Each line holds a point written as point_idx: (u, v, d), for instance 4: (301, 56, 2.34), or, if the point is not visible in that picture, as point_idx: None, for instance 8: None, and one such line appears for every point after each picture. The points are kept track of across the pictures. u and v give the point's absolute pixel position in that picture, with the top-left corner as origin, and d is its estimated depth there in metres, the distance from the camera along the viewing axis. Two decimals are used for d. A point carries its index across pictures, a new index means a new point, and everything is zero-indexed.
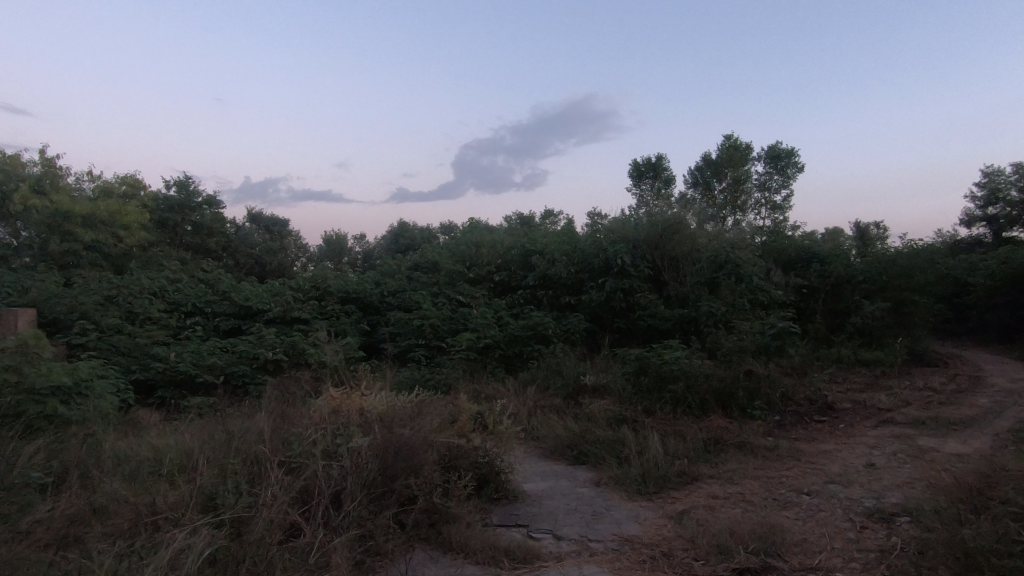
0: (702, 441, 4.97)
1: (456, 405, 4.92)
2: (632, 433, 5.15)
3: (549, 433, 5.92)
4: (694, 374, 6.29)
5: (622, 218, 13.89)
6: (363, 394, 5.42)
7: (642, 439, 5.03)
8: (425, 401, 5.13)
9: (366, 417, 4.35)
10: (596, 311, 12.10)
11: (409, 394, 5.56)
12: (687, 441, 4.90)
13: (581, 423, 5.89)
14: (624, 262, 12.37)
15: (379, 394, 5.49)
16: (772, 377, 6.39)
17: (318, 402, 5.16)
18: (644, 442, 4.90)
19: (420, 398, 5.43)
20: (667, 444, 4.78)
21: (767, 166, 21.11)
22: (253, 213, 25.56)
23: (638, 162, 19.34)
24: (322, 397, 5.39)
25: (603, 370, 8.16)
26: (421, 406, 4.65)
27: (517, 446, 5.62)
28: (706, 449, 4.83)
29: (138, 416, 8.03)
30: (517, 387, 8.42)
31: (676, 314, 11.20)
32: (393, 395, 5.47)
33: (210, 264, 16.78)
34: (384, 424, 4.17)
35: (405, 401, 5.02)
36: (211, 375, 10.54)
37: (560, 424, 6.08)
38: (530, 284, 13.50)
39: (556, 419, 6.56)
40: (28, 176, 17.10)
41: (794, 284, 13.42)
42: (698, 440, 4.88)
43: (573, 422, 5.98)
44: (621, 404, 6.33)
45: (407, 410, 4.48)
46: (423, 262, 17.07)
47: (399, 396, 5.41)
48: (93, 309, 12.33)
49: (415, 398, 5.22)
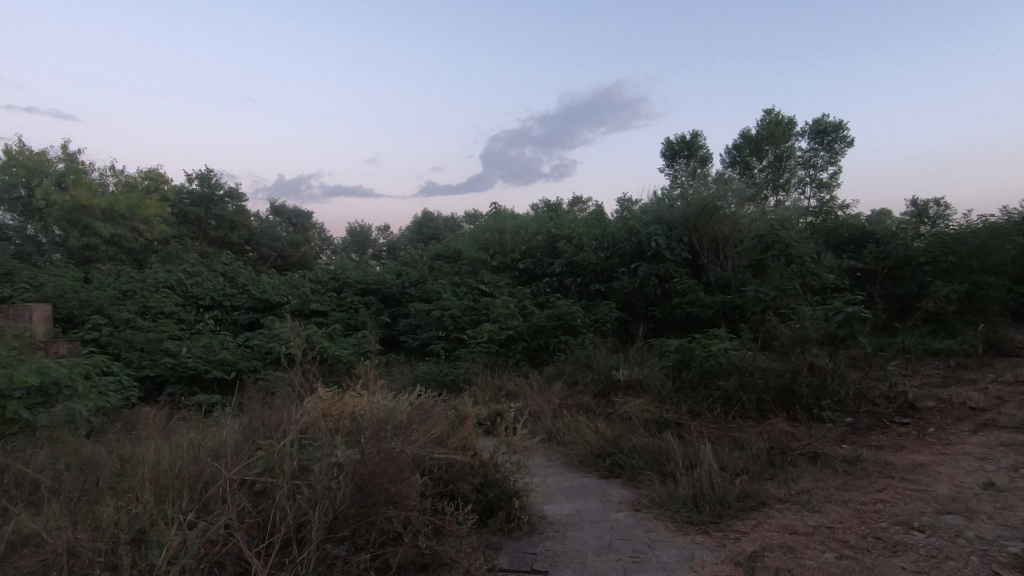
0: (765, 452, 4.07)
1: (464, 408, 4.15)
2: (675, 440, 4.28)
3: (576, 437, 5.10)
4: (748, 369, 5.35)
5: (655, 199, 12.91)
6: (360, 395, 4.68)
7: (690, 447, 4.14)
8: (429, 403, 4.38)
9: (353, 428, 3.60)
10: (628, 298, 11.18)
11: (413, 395, 4.82)
12: (746, 452, 4.02)
13: (614, 426, 5.04)
14: (658, 244, 11.42)
15: (378, 394, 4.77)
16: (842, 371, 5.40)
17: (306, 403, 4.45)
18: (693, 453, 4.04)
19: (426, 399, 4.70)
20: (720, 455, 3.90)
21: (812, 141, 19.62)
22: (277, 206, 25.42)
23: (671, 141, 18.19)
24: (313, 397, 4.69)
25: (638, 363, 7.27)
26: (421, 410, 3.88)
27: (539, 454, 4.81)
28: (770, 461, 3.93)
29: (138, 415, 7.54)
30: (541, 383, 7.61)
31: (718, 301, 10.18)
32: (396, 395, 4.75)
33: (229, 256, 16.45)
34: (372, 435, 3.41)
35: (405, 404, 4.27)
36: (222, 370, 10.07)
37: (589, 427, 5.23)
38: (556, 272, 12.65)
39: (585, 421, 5.70)
40: (51, 172, 17.07)
41: (848, 267, 12.19)
42: (760, 452, 3.98)
43: (605, 426, 5.12)
44: (660, 403, 5.44)
45: (402, 417, 3.71)
46: (445, 251, 16.37)
47: (400, 397, 4.66)
48: (108, 303, 12.03)
49: (418, 400, 4.48)
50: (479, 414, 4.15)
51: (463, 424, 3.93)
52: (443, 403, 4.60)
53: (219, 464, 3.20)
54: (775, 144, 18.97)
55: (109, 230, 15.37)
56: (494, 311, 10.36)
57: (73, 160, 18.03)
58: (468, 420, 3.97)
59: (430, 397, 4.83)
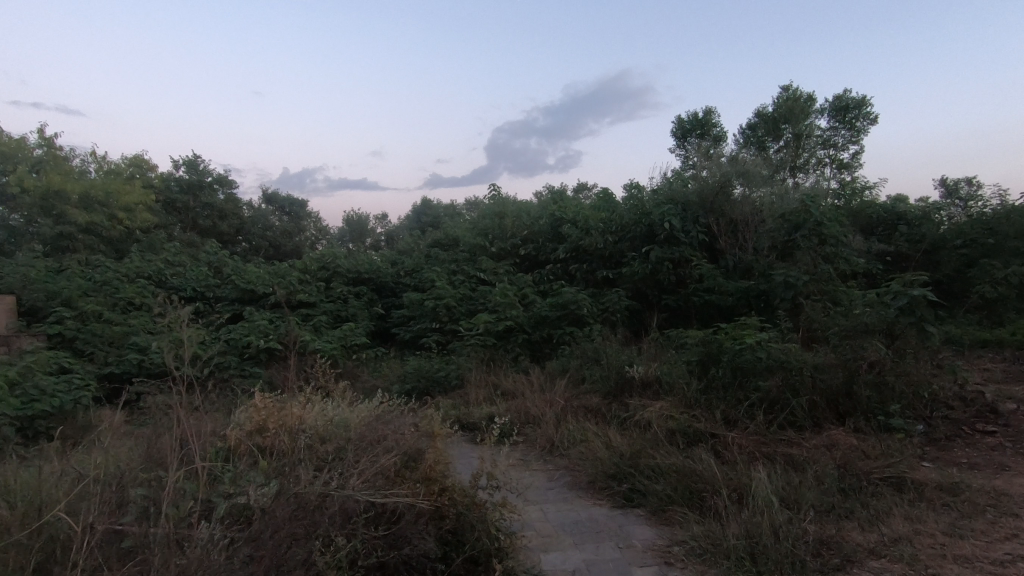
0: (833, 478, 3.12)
1: (434, 422, 3.23)
2: (713, 461, 3.34)
3: (583, 452, 4.17)
4: (794, 365, 4.38)
5: (668, 179, 11.91)
6: (313, 402, 3.73)
7: (733, 471, 3.19)
8: (391, 414, 3.45)
9: (287, 460, 2.66)
10: (639, 285, 10.18)
11: (377, 401, 3.90)
12: (808, 477, 3.07)
13: (630, 438, 4.11)
14: (673, 226, 10.41)
15: (332, 401, 3.84)
16: (911, 367, 4.43)
17: (240, 415, 3.50)
18: (742, 479, 3.10)
19: (392, 408, 3.78)
20: (777, 484, 2.96)
21: (832, 119, 18.50)
22: (270, 194, 24.48)
23: (682, 119, 17.08)
24: (253, 403, 3.73)
25: (654, 358, 6.30)
26: (378, 429, 2.95)
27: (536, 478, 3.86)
28: (842, 492, 2.99)
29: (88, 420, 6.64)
30: (543, 382, 6.64)
31: (740, 287, 9.19)
32: (355, 402, 3.83)
33: (215, 244, 15.53)
34: (305, 471, 2.48)
35: (361, 416, 3.33)
36: (193, 367, 9.18)
37: (599, 437, 4.29)
38: (560, 258, 11.67)
39: (592, 429, 4.76)
40: (28, 158, 16.17)
41: (877, 250, 11.15)
42: (827, 479, 3.03)
43: (619, 437, 4.18)
44: (685, 408, 4.49)
45: (353, 442, 2.79)
46: (443, 239, 15.40)
47: (361, 404, 3.72)
48: (75, 295, 11.12)
49: (378, 409, 3.55)
50: (454, 429, 3.24)
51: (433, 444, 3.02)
52: (411, 413, 3.68)
53: (85, 510, 2.27)
54: (795, 122, 17.81)
55: (86, 217, 14.46)
56: (492, 299, 9.42)
57: (52, 145, 17.10)
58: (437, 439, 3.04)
59: (399, 404, 3.92)
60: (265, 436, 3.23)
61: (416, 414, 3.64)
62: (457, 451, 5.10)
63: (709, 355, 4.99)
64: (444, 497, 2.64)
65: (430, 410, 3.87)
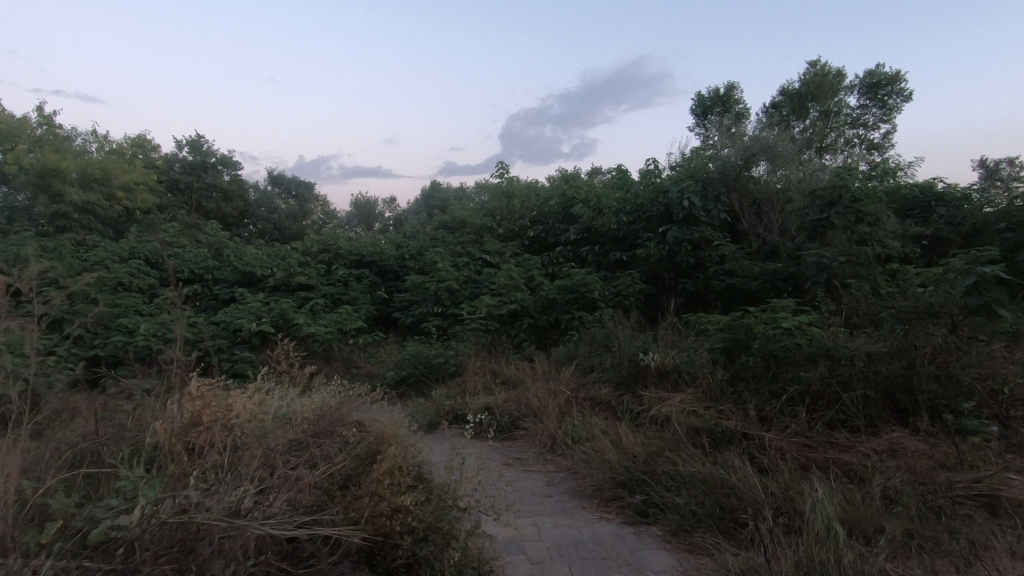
0: (902, 502, 2.50)
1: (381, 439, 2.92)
2: (750, 471, 2.71)
3: (586, 454, 3.56)
4: (841, 354, 3.72)
5: (687, 156, 11.11)
6: (265, 399, 3.14)
7: (775, 488, 2.57)
8: (337, 426, 3.06)
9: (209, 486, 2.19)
10: (655, 267, 9.46)
11: (333, 402, 3.35)
12: (870, 503, 2.45)
13: (646, 437, 3.48)
14: (692, 205, 9.65)
15: (284, 399, 3.25)
16: (986, 356, 3.70)
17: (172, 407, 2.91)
18: (791, 500, 2.47)
19: (345, 409, 3.30)
20: (834, 508, 2.33)
21: (863, 97, 17.49)
22: (277, 177, 24.01)
23: (703, 96, 16.18)
24: (193, 390, 3.13)
25: (671, 345, 5.62)
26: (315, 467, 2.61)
27: (529, 490, 3.30)
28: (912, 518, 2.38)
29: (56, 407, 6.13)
30: (547, 371, 6.01)
31: (765, 269, 8.44)
32: (308, 402, 3.26)
33: (215, 226, 15.06)
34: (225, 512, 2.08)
35: (303, 431, 2.91)
36: (181, 351, 8.71)
37: (608, 437, 3.66)
38: (571, 239, 10.96)
39: (601, 424, 4.12)
40: (26, 136, 15.75)
41: (913, 233, 10.29)
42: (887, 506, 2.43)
43: (632, 435, 3.55)
44: (709, 402, 3.85)
45: (287, 479, 2.40)
46: (449, 221, 14.76)
47: (314, 407, 3.18)
48: (65, 274, 10.69)
49: (327, 417, 3.10)
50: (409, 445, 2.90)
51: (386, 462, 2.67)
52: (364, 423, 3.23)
53: None
54: (824, 98, 16.83)
55: (83, 196, 14.00)
56: (495, 282, 8.78)
57: (51, 124, 16.68)
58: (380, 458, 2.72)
59: (359, 409, 3.40)
60: (198, 432, 2.63)
61: (368, 423, 3.21)
62: (440, 449, 4.51)
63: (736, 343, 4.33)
64: (398, 528, 2.28)
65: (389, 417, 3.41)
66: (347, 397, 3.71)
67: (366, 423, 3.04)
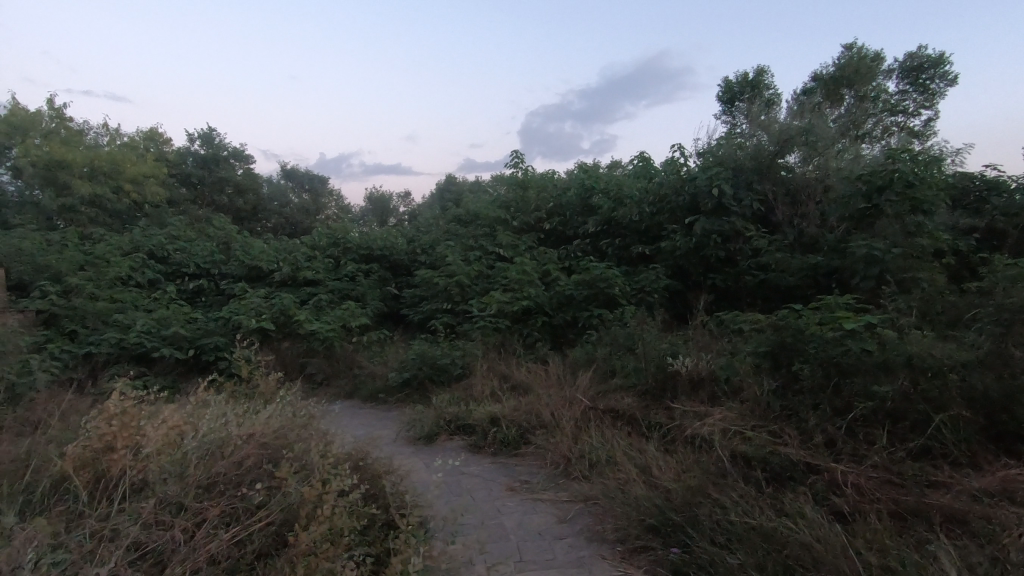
0: None
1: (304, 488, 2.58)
2: (832, 535, 2.16)
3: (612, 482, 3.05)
4: (924, 363, 3.03)
5: (715, 143, 10.33)
6: (205, 441, 2.78)
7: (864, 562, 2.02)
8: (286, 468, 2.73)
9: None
10: (681, 262, 8.75)
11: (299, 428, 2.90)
12: None
13: (687, 464, 2.99)
14: (722, 194, 8.90)
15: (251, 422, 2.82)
16: None
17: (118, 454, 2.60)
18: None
19: (294, 449, 2.95)
20: None
21: (902, 82, 16.41)
22: (290, 170, 23.67)
23: (730, 81, 15.29)
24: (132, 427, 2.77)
25: (704, 348, 4.92)
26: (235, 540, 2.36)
27: (537, 531, 2.81)
28: None
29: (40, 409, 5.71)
30: (562, 375, 5.40)
31: (805, 263, 7.66)
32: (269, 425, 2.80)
33: (223, 219, 14.68)
34: None
35: (226, 490, 2.60)
36: (178, 350, 8.28)
37: (637, 462, 3.09)
38: (590, 232, 10.27)
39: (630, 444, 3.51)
40: (36, 129, 15.56)
41: (966, 225, 9.36)
42: None
43: (667, 463, 2.99)
44: (754, 423, 3.27)
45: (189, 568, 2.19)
46: (462, 214, 14.17)
47: (253, 445, 2.84)
48: (65, 268, 10.33)
49: (254, 466, 2.77)
50: (351, 496, 2.56)
51: (327, 532, 2.36)
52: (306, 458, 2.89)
53: None
54: (862, 83, 15.66)
55: (90, 188, 13.73)
56: (507, 277, 8.14)
57: (62, 116, 16.47)
58: (300, 525, 2.40)
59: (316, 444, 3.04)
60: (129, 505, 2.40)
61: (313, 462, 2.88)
62: (433, 468, 3.98)
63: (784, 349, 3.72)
64: None
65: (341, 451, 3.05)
66: (304, 424, 3.32)
67: (285, 469, 2.65)
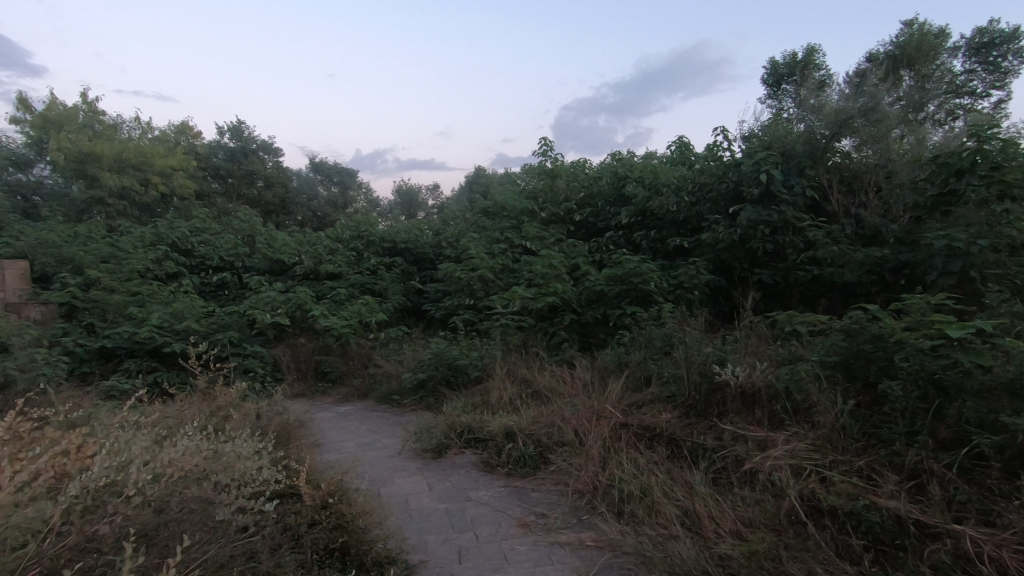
0: None
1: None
2: None
3: (660, 536, 2.53)
4: None
5: (762, 126, 9.46)
6: (101, 470, 1.93)
7: None
8: (194, 512, 1.96)
9: None
10: (723, 255, 7.97)
11: (254, 459, 2.38)
12: None
13: (755, 515, 2.50)
14: (771, 179, 8.06)
15: (218, 446, 2.35)
16: None
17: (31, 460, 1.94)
18: None
19: (198, 491, 2.05)
20: None
21: (969, 60, 15.04)
22: (319, 163, 23.55)
23: (777, 61, 14.23)
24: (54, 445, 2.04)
25: (755, 353, 4.24)
26: None
27: None
28: None
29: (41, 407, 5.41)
30: (590, 381, 4.79)
31: (868, 257, 6.74)
32: (233, 451, 2.32)
33: (247, 211, 14.48)
34: None
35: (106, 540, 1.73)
36: (189, 344, 7.85)
37: (689, 513, 2.59)
38: (622, 223, 9.54)
39: (677, 479, 2.92)
40: (71, 122, 15.72)
41: None
42: None
43: (729, 520, 2.49)
44: (829, 459, 2.71)
45: None
46: (488, 206, 13.62)
47: (142, 483, 1.92)
48: (86, 260, 10.19)
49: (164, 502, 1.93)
50: None
51: None
52: (238, 489, 2.22)
53: None
54: (924, 61, 14.34)
55: (118, 181, 13.71)
56: (532, 271, 7.53)
57: (96, 110, 16.57)
58: None
59: (263, 460, 2.39)
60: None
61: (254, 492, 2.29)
62: (435, 493, 3.40)
63: (861, 360, 3.10)
64: None
65: (307, 485, 2.51)
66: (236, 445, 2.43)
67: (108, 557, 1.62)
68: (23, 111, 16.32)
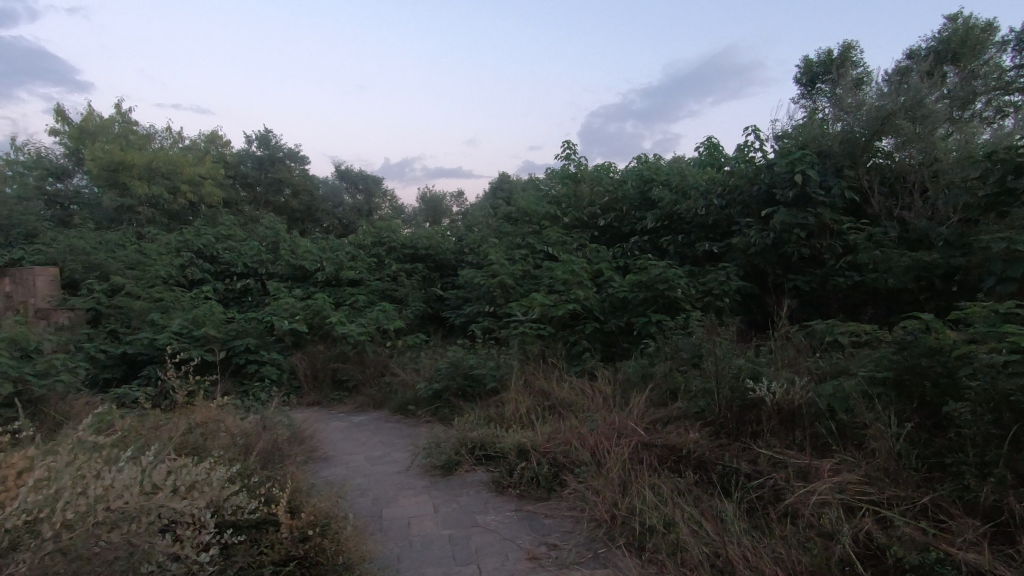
0: None
1: None
2: None
3: None
4: None
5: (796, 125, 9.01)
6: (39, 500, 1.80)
7: None
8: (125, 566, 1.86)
9: None
10: (756, 261, 7.55)
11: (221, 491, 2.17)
12: None
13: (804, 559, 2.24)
14: (806, 180, 7.63)
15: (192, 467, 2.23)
16: None
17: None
18: None
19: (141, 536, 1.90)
20: None
21: (1020, 54, 14.21)
22: (345, 170, 23.73)
23: (811, 59, 13.68)
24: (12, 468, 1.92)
25: (794, 365, 3.89)
26: None
27: None
28: None
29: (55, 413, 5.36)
30: (612, 393, 4.48)
31: (915, 261, 6.27)
32: (206, 475, 2.19)
33: (272, 218, 14.56)
34: None
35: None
36: (207, 351, 7.80)
37: (722, 553, 2.33)
38: (648, 228, 9.18)
39: (707, 514, 2.62)
40: (106, 133, 16.14)
41: None
42: None
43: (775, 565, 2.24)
44: (887, 496, 2.46)
45: None
46: (510, 211, 13.38)
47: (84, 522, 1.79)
48: (113, 267, 10.32)
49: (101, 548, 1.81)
50: None
51: None
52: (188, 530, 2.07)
53: None
54: (970, 56, 13.59)
55: (148, 189, 13.97)
56: (553, 277, 7.25)
57: (129, 120, 16.99)
58: None
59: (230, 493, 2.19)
60: None
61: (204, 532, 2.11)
62: (439, 517, 3.14)
63: (915, 377, 2.82)
64: None
65: (286, 515, 2.30)
66: (210, 472, 2.23)
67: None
68: (61, 123, 16.83)
